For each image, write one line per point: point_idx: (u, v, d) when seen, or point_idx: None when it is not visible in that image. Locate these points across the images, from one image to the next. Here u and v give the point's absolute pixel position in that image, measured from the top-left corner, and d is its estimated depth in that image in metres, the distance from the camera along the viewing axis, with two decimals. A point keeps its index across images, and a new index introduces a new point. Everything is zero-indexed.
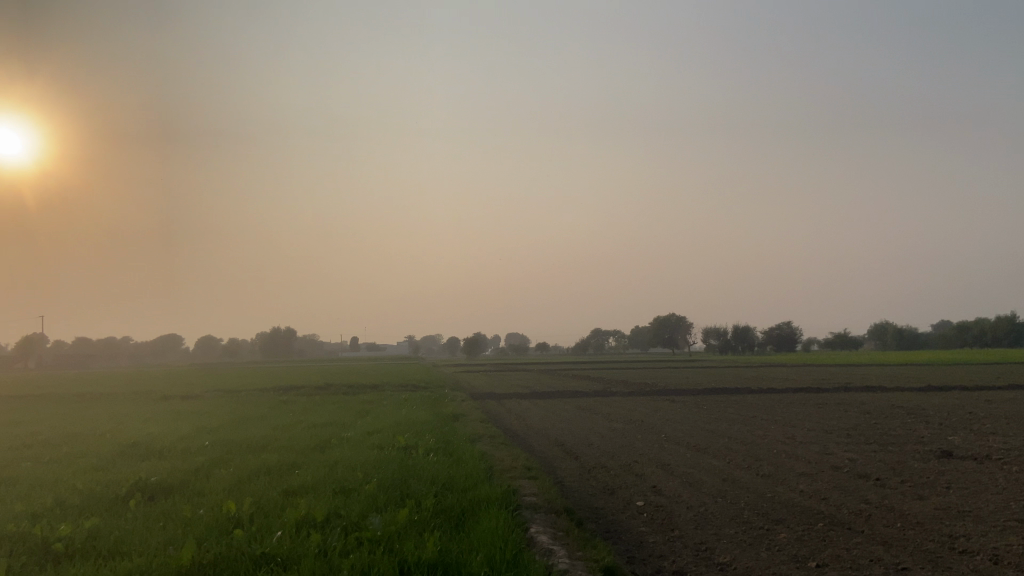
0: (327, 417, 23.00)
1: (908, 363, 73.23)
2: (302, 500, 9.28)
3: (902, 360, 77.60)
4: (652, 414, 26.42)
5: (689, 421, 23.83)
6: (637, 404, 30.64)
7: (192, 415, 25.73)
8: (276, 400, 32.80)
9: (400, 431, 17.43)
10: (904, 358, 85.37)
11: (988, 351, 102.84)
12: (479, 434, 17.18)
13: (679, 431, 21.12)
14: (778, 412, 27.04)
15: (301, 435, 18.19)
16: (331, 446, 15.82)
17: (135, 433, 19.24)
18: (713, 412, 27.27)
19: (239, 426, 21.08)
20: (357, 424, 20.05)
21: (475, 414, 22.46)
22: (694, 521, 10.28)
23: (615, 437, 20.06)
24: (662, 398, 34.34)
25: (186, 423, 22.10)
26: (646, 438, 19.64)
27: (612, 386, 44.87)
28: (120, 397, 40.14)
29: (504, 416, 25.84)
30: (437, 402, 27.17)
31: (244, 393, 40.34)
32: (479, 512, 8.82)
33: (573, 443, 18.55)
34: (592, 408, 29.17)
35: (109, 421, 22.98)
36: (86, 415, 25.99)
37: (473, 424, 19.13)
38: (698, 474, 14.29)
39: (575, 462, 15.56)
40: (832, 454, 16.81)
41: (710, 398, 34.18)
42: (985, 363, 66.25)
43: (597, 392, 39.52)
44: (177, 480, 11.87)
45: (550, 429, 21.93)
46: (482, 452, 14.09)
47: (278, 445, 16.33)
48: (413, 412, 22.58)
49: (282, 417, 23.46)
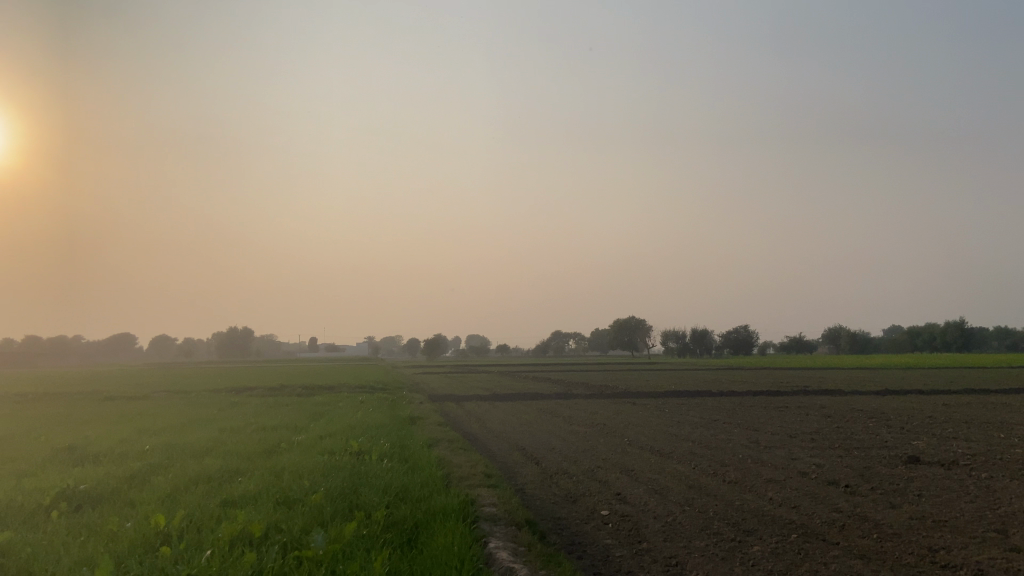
0: (278, 419, 22.03)
1: (864, 367, 73.98)
2: (240, 513, 8.48)
3: (859, 364, 78.43)
4: (614, 417, 25.96)
5: (651, 425, 23.38)
6: (598, 407, 30.15)
7: (136, 416, 24.51)
8: (226, 402, 31.59)
9: (354, 435, 16.61)
10: (860, 360, 86.38)
11: (940, 355, 104.62)
12: (436, 439, 16.46)
13: (642, 435, 20.64)
14: (741, 415, 26.76)
15: (249, 439, 17.26)
16: (280, 451, 14.94)
17: (71, 436, 18.11)
18: (676, 415, 26.89)
19: (184, 429, 20.01)
20: (310, 428, 19.15)
21: (433, 417, 21.74)
22: (663, 532, 9.73)
23: (578, 441, 19.51)
24: (624, 401, 33.90)
25: (128, 426, 20.95)
26: (609, 442, 19.11)
27: (573, 389, 44.35)
28: (63, 397, 38.47)
29: (463, 419, 25.15)
30: (394, 404, 26.33)
31: (194, 394, 38.95)
32: (434, 525, 8.14)
33: (533, 447, 17.97)
34: (553, 411, 28.60)
35: (45, 423, 21.70)
36: (21, 416, 24.58)
37: (431, 428, 18.41)
38: (662, 480, 13.80)
39: (536, 468, 14.96)
40: (799, 460, 16.45)
41: (672, 401, 33.88)
42: (938, 367, 67.16)
43: (558, 394, 39.00)
44: (107, 488, 10.93)
45: (510, 433, 21.30)
46: (440, 458, 13.40)
47: (224, 450, 15.42)
48: (368, 415, 21.74)
49: (230, 420, 22.41)
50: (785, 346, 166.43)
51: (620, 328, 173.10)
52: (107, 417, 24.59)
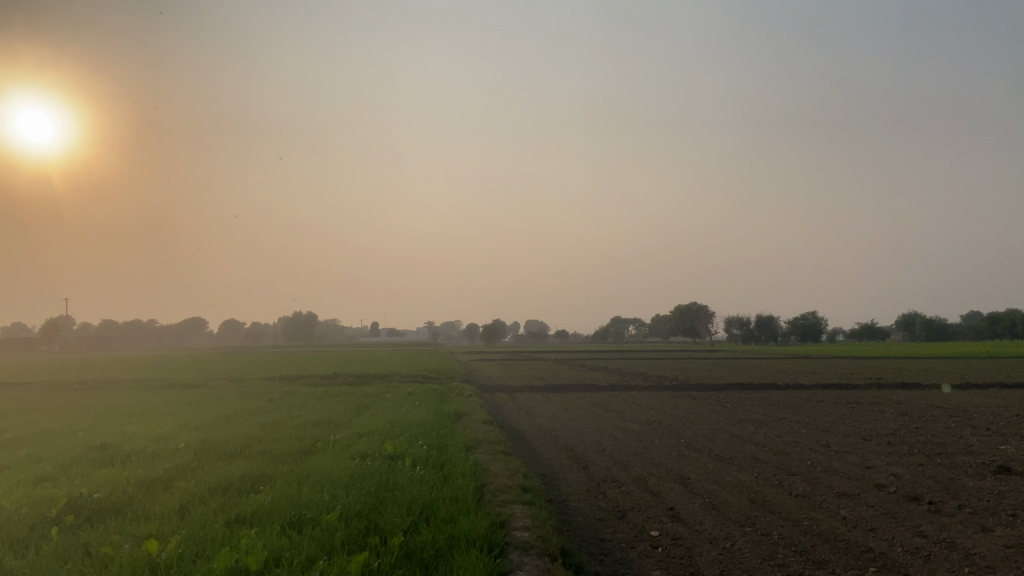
0: (323, 414, 21.43)
1: (940, 356, 70.56)
2: (242, 537, 7.66)
3: (935, 353, 74.89)
4: (672, 413, 24.69)
5: (711, 423, 22.07)
6: (654, 401, 28.86)
7: (184, 408, 24.25)
8: (277, 391, 31.35)
9: (392, 435, 15.78)
10: (935, 349, 82.63)
11: (1022, 343, 99.54)
12: (479, 440, 15.54)
13: (701, 436, 19.39)
14: (807, 412, 25.21)
15: (288, 436, 16.65)
16: (313, 452, 14.22)
17: (112, 430, 17.82)
18: (738, 412, 25.43)
19: (228, 424, 19.53)
20: (352, 425, 18.43)
21: (480, 413, 20.90)
22: (720, 563, 8.61)
23: (631, 442, 18.39)
24: (683, 394, 32.47)
25: (172, 419, 20.67)
26: (663, 444, 17.94)
27: (631, 379, 43.11)
28: (124, 385, 38.93)
29: (513, 414, 24.26)
30: (442, 397, 25.58)
31: (250, 382, 38.95)
32: (454, 558, 7.20)
33: (582, 448, 16.96)
34: (608, 406, 27.45)
35: (93, 415, 21.60)
36: (74, 407, 24.62)
37: (476, 427, 17.51)
38: (721, 492, 12.62)
39: (582, 475, 13.96)
40: (875, 468, 15.01)
41: (733, 394, 32.34)
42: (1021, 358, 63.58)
43: (614, 385, 37.88)
44: (123, 496, 10.33)
45: (560, 431, 20.28)
46: (478, 464, 12.47)
47: (258, 449, 14.80)
48: (414, 410, 20.98)
49: (274, 414, 21.99)
50: (854, 332, 161.13)
51: (681, 314, 170.07)
52: (157, 408, 24.37)
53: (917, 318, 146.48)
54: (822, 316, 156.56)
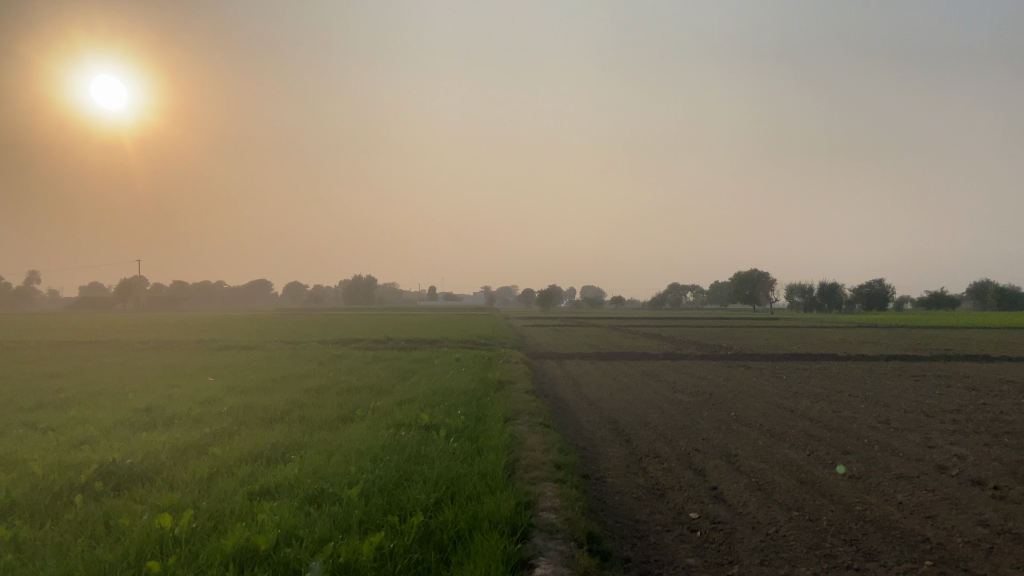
0: (368, 379, 21.36)
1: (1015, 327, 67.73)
2: (258, 512, 7.43)
3: (1008, 324, 72.09)
4: (724, 385, 23.99)
5: (764, 396, 21.31)
6: (706, 371, 28.13)
7: (235, 370, 24.48)
8: (329, 354, 31.66)
9: (431, 404, 15.52)
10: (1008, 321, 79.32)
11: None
12: (519, 411, 15.20)
13: (752, 409, 18.71)
14: (867, 385, 24.19)
15: (330, 401, 16.57)
16: (351, 420, 14.06)
17: (162, 391, 18.05)
18: (793, 384, 24.58)
19: (274, 386, 19.58)
20: (394, 391, 18.25)
21: (524, 382, 20.55)
22: (760, 551, 8.10)
23: (678, 414, 17.82)
24: (737, 364, 31.62)
25: (221, 380, 20.87)
26: (712, 417, 17.34)
27: (685, 348, 42.32)
28: (183, 345, 39.83)
29: (560, 383, 23.88)
30: (489, 365, 25.34)
31: (304, 344, 39.42)
32: (473, 542, 6.84)
33: (626, 421, 16.52)
34: (658, 375, 26.87)
35: (147, 376, 22.00)
36: (133, 367, 25.20)
37: (518, 397, 17.15)
38: (769, 472, 12.03)
39: (624, 449, 13.50)
40: (936, 448, 14.18)
41: (790, 365, 31.39)
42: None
43: (667, 354, 37.20)
44: (155, 462, 10.26)
45: (605, 401, 19.81)
46: (513, 437, 12.11)
47: (297, 414, 14.72)
48: (458, 377, 20.73)
49: (321, 377, 22.04)
50: (922, 300, 155.83)
51: (741, 280, 166.80)
52: (208, 369, 24.68)
53: (991, 286, 140.74)
54: (889, 284, 151.62)
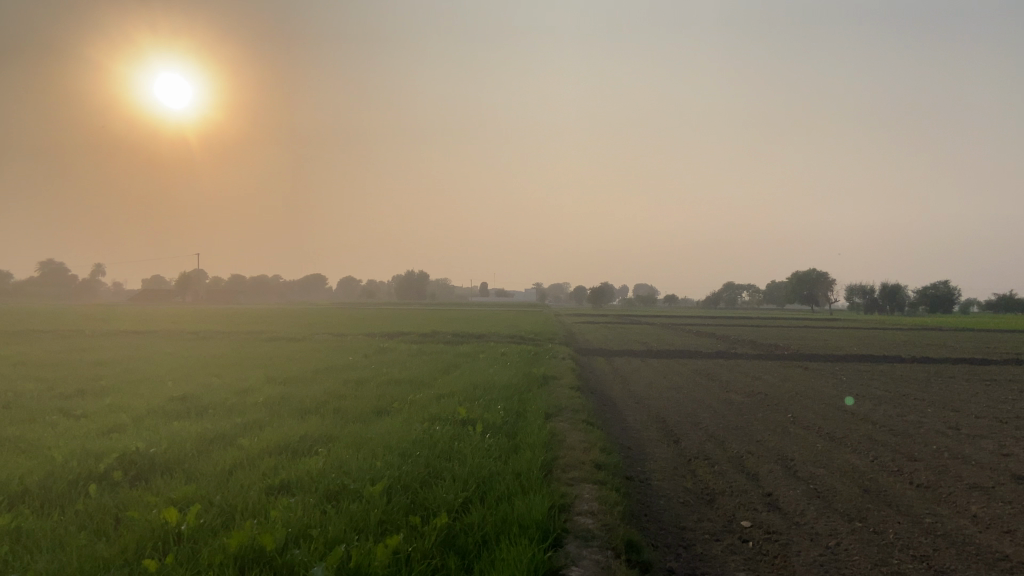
0: (410, 372, 20.95)
1: None
2: (271, 508, 6.94)
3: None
4: (780, 385, 22.97)
5: (823, 398, 20.24)
6: (762, 371, 27.02)
7: (278, 361, 24.33)
8: (375, 347, 31.45)
9: (470, 398, 14.98)
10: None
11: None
12: (561, 407, 14.54)
13: (810, 411, 17.71)
14: (934, 389, 22.87)
15: (368, 393, 16.15)
16: (386, 413, 13.59)
17: (201, 381, 17.89)
18: (854, 386, 23.40)
19: (314, 378, 19.29)
20: (434, 385, 17.77)
21: (570, 378, 19.86)
22: (819, 566, 7.31)
23: (731, 415, 16.93)
24: (794, 364, 30.37)
25: (262, 371, 20.68)
26: (767, 419, 16.42)
27: (740, 347, 41.05)
28: (234, 337, 40.19)
29: (607, 380, 23.14)
30: (535, 360, 24.73)
31: (352, 337, 39.39)
32: (498, 547, 6.24)
33: (675, 420, 15.73)
34: (710, 374, 25.89)
35: (192, 365, 22.01)
36: (181, 356, 25.30)
37: (562, 393, 16.49)
38: (828, 478, 11.16)
39: (671, 450, 12.75)
40: (1013, 457, 13.07)
41: (850, 366, 30.01)
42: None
43: (720, 353, 36.04)
44: (178, 452, 9.91)
45: (654, 399, 19.02)
46: (553, 435, 11.47)
47: (333, 406, 14.31)
48: (501, 372, 20.17)
49: (364, 370, 21.71)
50: (990, 303, 149.79)
51: (799, 280, 162.84)
52: (252, 359, 24.58)
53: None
54: (956, 286, 146.17)
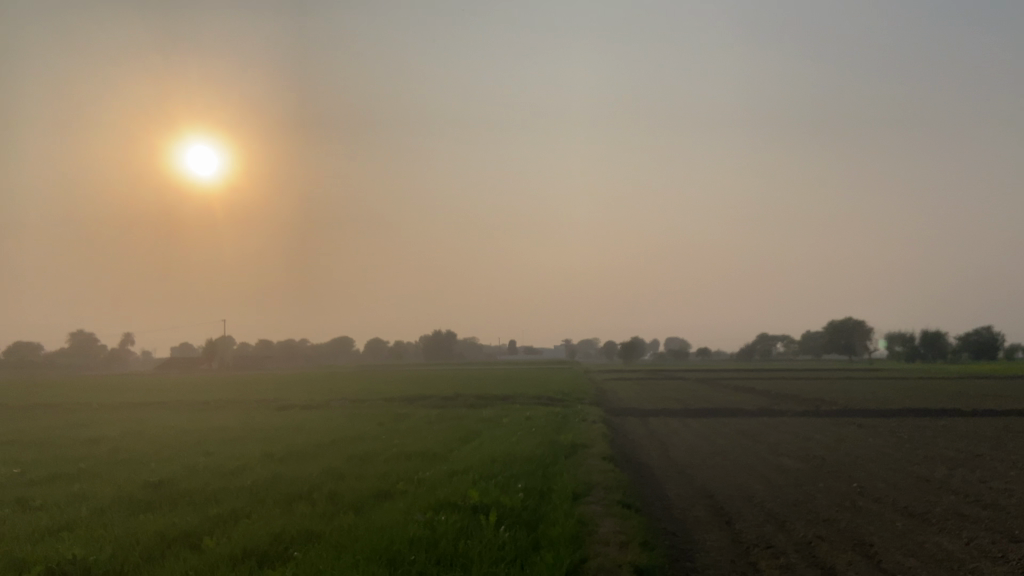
0: (423, 443, 19.02)
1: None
2: None
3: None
4: (835, 447, 20.66)
5: (887, 462, 17.96)
6: (811, 430, 24.68)
7: (282, 432, 22.49)
8: (392, 414, 29.57)
9: (487, 476, 13.04)
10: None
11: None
12: (592, 485, 12.55)
13: (876, 479, 15.50)
14: (1010, 447, 20.43)
15: (372, 472, 14.27)
16: (388, 498, 11.70)
17: (191, 460, 16.08)
18: (917, 446, 21.00)
19: (316, 452, 17.44)
20: (448, 458, 15.83)
21: (600, 446, 17.84)
22: None
23: (788, 486, 14.79)
24: (845, 421, 27.93)
25: (262, 445, 18.86)
26: (830, 491, 14.27)
27: (781, 403, 38.50)
28: (248, 405, 38.49)
29: (643, 445, 21.01)
30: (562, 425, 22.68)
31: (370, 403, 37.51)
32: None
33: (724, 495, 13.65)
34: (754, 436, 23.63)
35: (190, 441, 20.29)
36: (184, 431, 23.64)
37: (592, 467, 14.48)
38: (922, 570, 9.07)
39: (724, 537, 10.70)
40: None
41: (907, 422, 27.50)
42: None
43: (762, 410, 33.61)
44: (124, 561, 8.12)
45: (697, 469, 16.92)
46: (582, 525, 9.50)
47: (331, 488, 12.49)
48: (524, 440, 18.18)
49: (374, 441, 19.84)
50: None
51: (834, 330, 158.67)
52: (256, 432, 22.82)
53: None
54: (998, 332, 141.30)
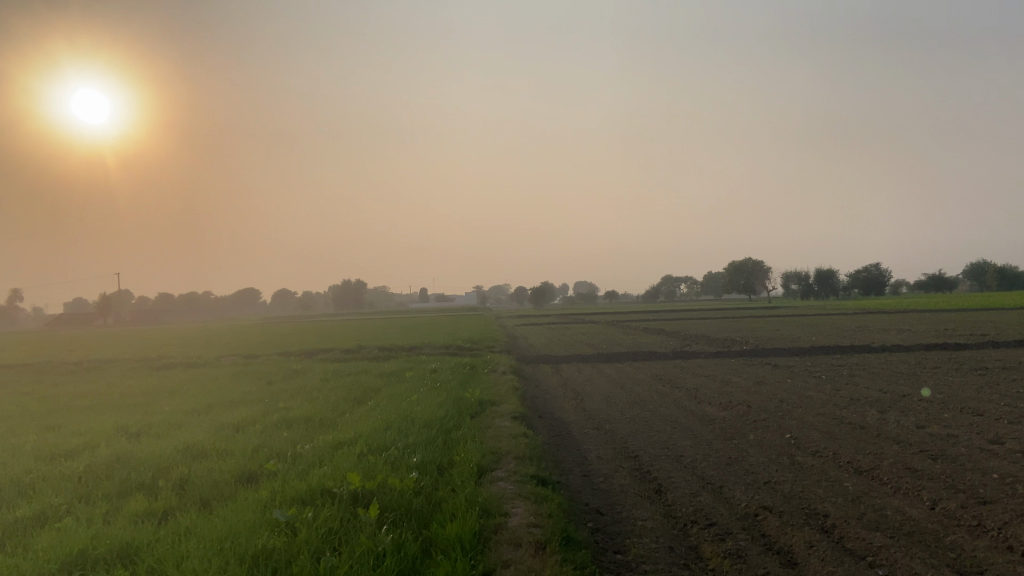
0: (311, 406, 16.78)
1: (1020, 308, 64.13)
2: None
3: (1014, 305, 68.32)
4: (757, 391, 19.53)
5: (814, 406, 16.88)
6: (729, 373, 23.73)
7: (153, 398, 19.87)
8: (285, 370, 27.13)
9: (377, 447, 11.00)
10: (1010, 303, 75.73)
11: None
12: (501, 454, 10.67)
13: (810, 429, 14.25)
14: (929, 385, 19.85)
15: (241, 447, 11.97)
16: (251, 485, 9.48)
17: (23, 437, 13.40)
18: (840, 387, 20.12)
19: (182, 422, 14.99)
20: (335, 425, 13.73)
21: (511, 402, 16.07)
22: None
23: (718, 440, 13.33)
24: (761, 361, 27.19)
25: (121, 415, 16.28)
26: (763, 445, 12.88)
27: (693, 344, 37.93)
28: (128, 365, 35.08)
29: (557, 397, 19.38)
30: (470, 378, 20.85)
31: (264, 359, 34.78)
32: None
33: (651, 456, 12.02)
34: (672, 381, 22.42)
35: (37, 411, 17.46)
36: (37, 398, 20.66)
37: (502, 429, 12.65)
38: (894, 551, 7.57)
39: (657, 512, 8.98)
40: None
41: (821, 361, 27.00)
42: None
43: (676, 352, 32.77)
44: None
45: (616, 423, 15.34)
46: (487, 515, 7.60)
47: (182, 474, 10.16)
48: (426, 399, 16.19)
49: (255, 405, 17.46)
50: (920, 281, 152.65)
51: (736, 271, 162.46)
52: (121, 398, 20.04)
53: (992, 264, 137.10)
54: (887, 269, 147.75)
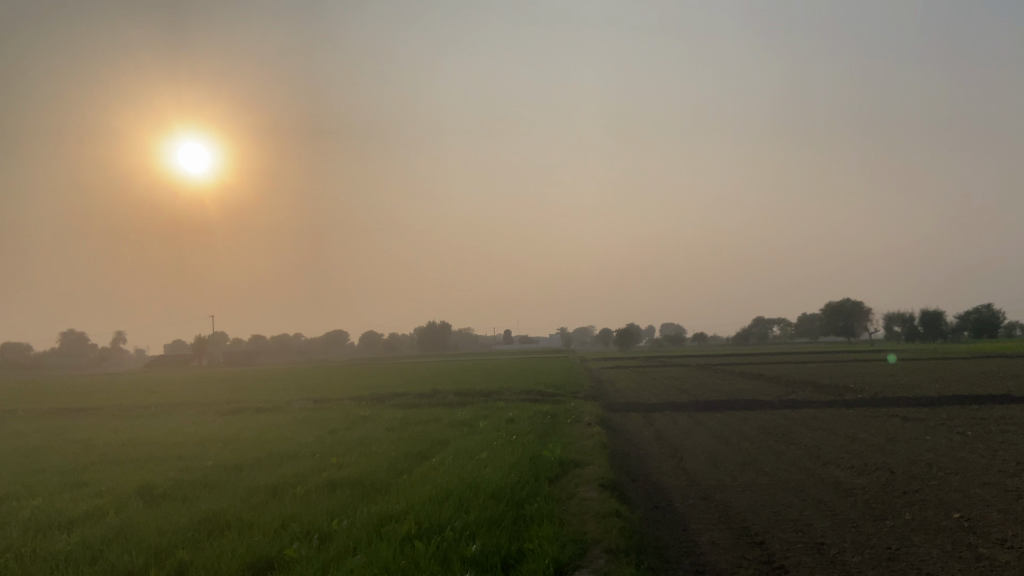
0: (364, 463, 14.55)
1: None
2: None
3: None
4: (894, 451, 16.29)
5: (977, 474, 13.57)
6: (851, 427, 20.38)
7: (201, 448, 18.13)
8: (353, 418, 25.14)
9: (429, 527, 8.64)
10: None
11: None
12: (587, 542, 8.18)
13: (986, 506, 11.08)
14: None
15: (267, 519, 9.80)
16: None
17: (32, 499, 11.62)
18: (997, 448, 16.61)
19: (214, 482, 12.97)
20: (386, 491, 11.45)
21: (598, 463, 13.46)
22: None
23: (865, 521, 10.39)
24: (885, 413, 23.61)
25: (156, 470, 14.49)
26: (927, 530, 9.89)
27: (800, 391, 34.20)
28: (200, 409, 33.93)
29: (650, 455, 16.61)
30: (550, 431, 18.29)
31: (337, 403, 33.02)
32: None
33: (784, 544, 9.20)
34: (785, 436, 19.30)
35: (73, 464, 15.83)
36: (86, 447, 19.19)
37: (587, 502, 10.12)
38: None
39: None
40: None
41: (957, 412, 23.20)
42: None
43: (783, 401, 29.27)
44: None
45: (726, 491, 12.53)
46: None
47: (180, 560, 7.97)
48: (496, 458, 13.77)
49: (305, 461, 15.39)
50: None
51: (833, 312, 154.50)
52: (170, 448, 18.37)
53: None
54: (1000, 310, 137.59)
